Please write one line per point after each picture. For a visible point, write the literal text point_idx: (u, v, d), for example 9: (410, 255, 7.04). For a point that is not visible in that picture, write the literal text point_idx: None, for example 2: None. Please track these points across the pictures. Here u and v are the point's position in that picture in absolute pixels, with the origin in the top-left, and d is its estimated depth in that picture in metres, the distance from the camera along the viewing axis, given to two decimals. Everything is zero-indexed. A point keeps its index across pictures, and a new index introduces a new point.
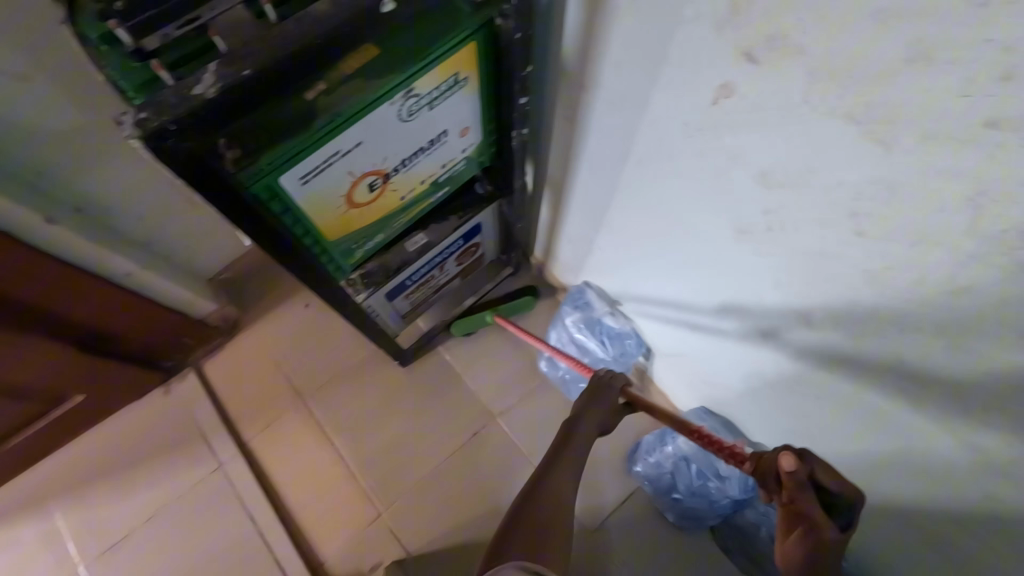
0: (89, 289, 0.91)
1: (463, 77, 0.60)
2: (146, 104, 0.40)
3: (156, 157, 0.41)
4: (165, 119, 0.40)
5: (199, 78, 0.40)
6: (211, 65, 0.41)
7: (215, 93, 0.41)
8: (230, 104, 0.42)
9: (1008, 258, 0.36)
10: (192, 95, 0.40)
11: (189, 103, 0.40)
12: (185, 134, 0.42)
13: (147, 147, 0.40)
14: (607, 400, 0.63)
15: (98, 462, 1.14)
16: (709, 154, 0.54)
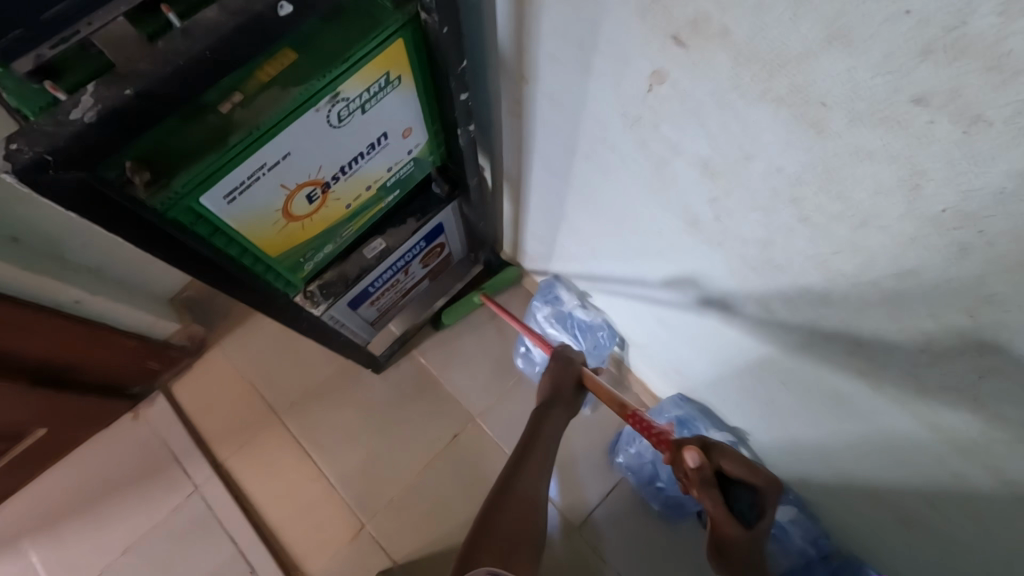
0: (37, 324, 0.86)
1: (395, 76, 0.57)
2: (21, 134, 0.37)
3: (40, 193, 0.39)
4: (41, 150, 0.37)
5: (76, 101, 0.38)
6: (89, 85, 0.38)
7: (94, 117, 0.38)
8: (117, 126, 0.40)
9: (949, 240, 0.35)
10: (68, 121, 0.38)
11: (64, 131, 0.37)
12: (69, 163, 0.39)
13: (23, 182, 0.38)
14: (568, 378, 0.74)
15: (69, 496, 1.10)
16: (650, 144, 0.52)
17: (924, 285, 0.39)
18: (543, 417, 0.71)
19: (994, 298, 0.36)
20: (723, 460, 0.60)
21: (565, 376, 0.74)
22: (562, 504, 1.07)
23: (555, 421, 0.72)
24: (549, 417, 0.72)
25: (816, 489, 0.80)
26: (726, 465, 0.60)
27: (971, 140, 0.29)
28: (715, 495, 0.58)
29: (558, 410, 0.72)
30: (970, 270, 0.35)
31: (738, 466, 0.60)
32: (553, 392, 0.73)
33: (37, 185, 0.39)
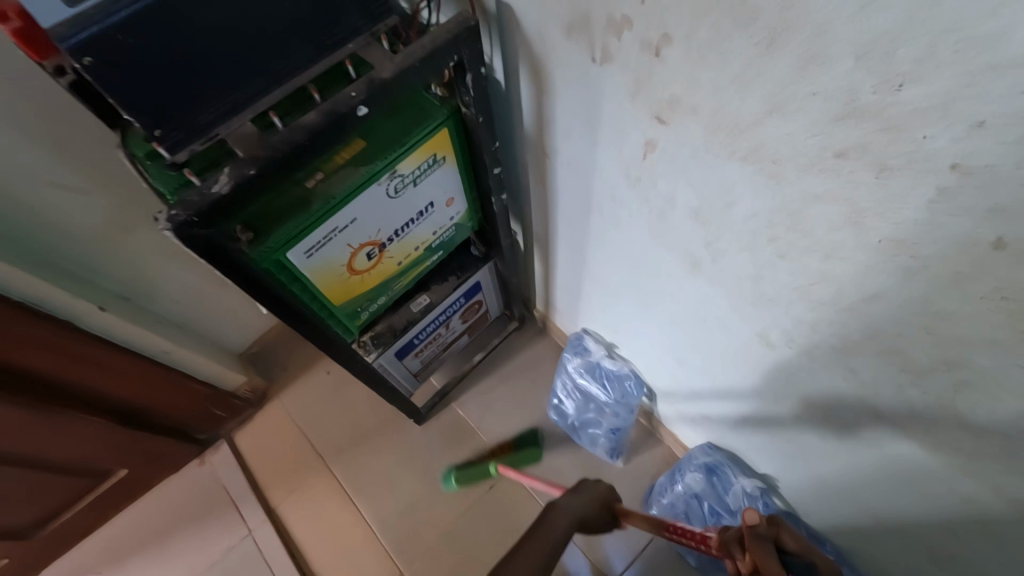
0: (132, 370, 1.01)
1: (441, 156, 0.71)
2: (174, 202, 0.50)
3: (183, 244, 0.51)
4: (190, 213, 0.50)
5: (215, 179, 0.51)
6: (225, 168, 0.51)
7: (229, 190, 0.51)
8: (241, 194, 0.52)
9: (889, 264, 0.42)
10: (210, 192, 0.50)
11: (207, 200, 0.50)
12: (206, 222, 0.51)
13: (176, 237, 0.50)
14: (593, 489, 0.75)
15: (140, 534, 1.20)
16: (651, 200, 0.62)
17: (888, 308, 0.45)
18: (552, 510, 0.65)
19: (944, 314, 0.41)
20: (785, 533, 0.50)
21: (587, 490, 0.75)
22: (597, 558, 1.07)
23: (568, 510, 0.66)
24: (562, 508, 0.67)
25: (851, 536, 0.79)
26: (784, 538, 0.50)
27: (886, 182, 0.37)
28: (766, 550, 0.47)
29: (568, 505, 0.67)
30: (915, 290, 0.42)
31: (799, 545, 0.49)
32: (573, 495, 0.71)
33: (181, 236, 0.51)
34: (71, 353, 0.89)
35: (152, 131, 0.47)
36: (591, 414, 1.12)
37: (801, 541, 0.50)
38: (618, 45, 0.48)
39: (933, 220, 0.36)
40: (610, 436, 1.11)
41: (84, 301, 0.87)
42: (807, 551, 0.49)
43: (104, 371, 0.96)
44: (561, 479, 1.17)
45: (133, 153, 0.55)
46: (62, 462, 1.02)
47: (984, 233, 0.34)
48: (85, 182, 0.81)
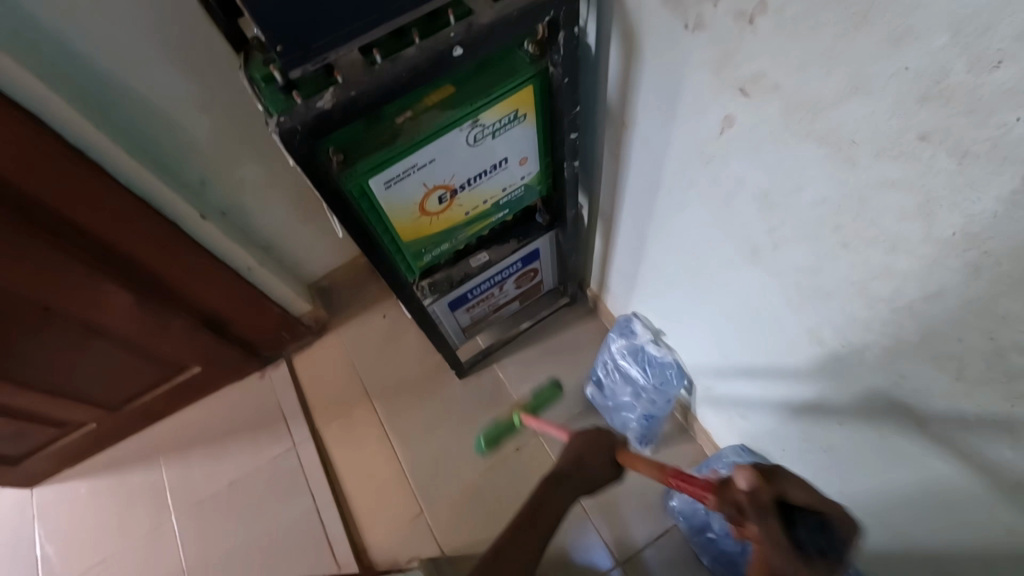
0: (221, 284, 1.12)
1: (522, 113, 0.74)
2: (284, 111, 0.56)
3: (285, 150, 0.57)
4: (295, 121, 0.55)
5: (320, 95, 0.56)
6: (330, 89, 0.56)
7: (330, 106, 0.56)
8: (341, 114, 0.57)
9: (958, 259, 0.41)
10: (315, 106, 0.56)
11: (311, 112, 0.55)
12: (307, 133, 0.57)
13: (280, 141, 0.56)
14: (598, 451, 0.73)
15: (201, 427, 1.33)
16: (721, 180, 0.62)
17: (950, 309, 0.44)
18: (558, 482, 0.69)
19: (1010, 319, 0.39)
20: (790, 487, 0.52)
21: (592, 447, 0.73)
22: (611, 537, 1.09)
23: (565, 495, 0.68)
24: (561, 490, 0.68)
25: (876, 562, 0.77)
26: (792, 492, 0.51)
27: (967, 170, 0.36)
28: (772, 527, 0.47)
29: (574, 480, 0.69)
30: (981, 291, 0.40)
31: (803, 495, 0.51)
32: (574, 455, 0.72)
33: (284, 142, 0.57)
34: (170, 251, 1.00)
35: (275, 47, 0.53)
36: (627, 397, 1.12)
37: (806, 491, 0.52)
38: (712, 13, 0.49)
39: (1011, 213, 0.35)
40: (642, 421, 1.11)
41: (189, 207, 0.98)
42: (815, 503, 0.51)
43: (199, 282, 1.09)
44: None
45: (252, 72, 0.60)
46: (150, 349, 1.15)
47: None
48: (206, 100, 0.91)
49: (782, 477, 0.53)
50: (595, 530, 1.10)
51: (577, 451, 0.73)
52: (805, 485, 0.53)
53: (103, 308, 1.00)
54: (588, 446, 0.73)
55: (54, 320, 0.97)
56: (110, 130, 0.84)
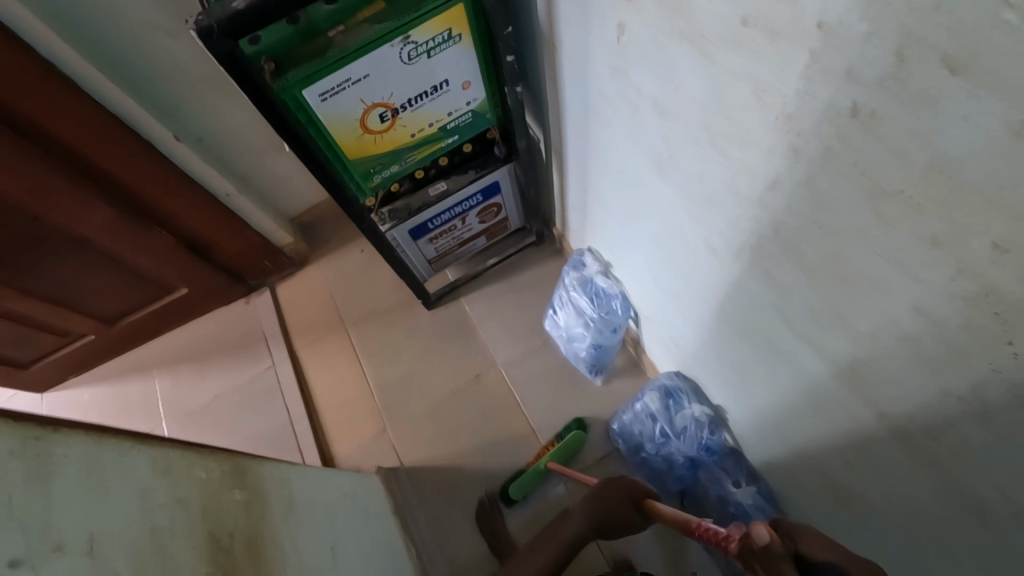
0: (202, 209, 1.20)
1: (457, 33, 0.77)
2: (201, 10, 0.60)
3: (207, 49, 0.62)
4: (211, 20, 0.60)
5: None
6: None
7: (244, 6, 0.60)
8: (257, 14, 0.61)
9: (782, 144, 0.44)
10: (231, 6, 0.60)
11: (227, 11, 0.60)
12: (225, 33, 0.62)
13: (199, 39, 0.61)
14: (612, 498, 0.83)
15: (190, 347, 1.44)
16: (627, 92, 0.64)
17: (785, 197, 0.47)
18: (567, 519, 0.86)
19: (825, 198, 0.43)
20: (810, 547, 0.57)
21: (606, 491, 0.84)
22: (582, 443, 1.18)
23: (573, 528, 0.85)
24: (569, 520, 0.86)
25: (780, 472, 0.82)
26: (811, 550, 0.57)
27: (775, 49, 0.39)
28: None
29: (580, 518, 0.85)
30: (803, 173, 0.43)
31: (825, 552, 0.56)
32: (592, 495, 0.86)
33: (201, 38, 0.61)
34: (147, 170, 1.07)
35: None
36: (579, 329, 1.16)
37: (831, 550, 0.56)
38: None
39: (810, 88, 0.38)
40: (591, 352, 1.16)
41: (161, 127, 1.04)
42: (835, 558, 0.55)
43: (179, 204, 1.16)
44: (540, 384, 1.27)
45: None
46: (137, 268, 1.24)
47: (844, 98, 0.36)
48: (172, 23, 0.95)
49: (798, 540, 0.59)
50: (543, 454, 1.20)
51: (596, 491, 0.85)
52: (832, 545, 0.57)
53: (90, 223, 1.08)
54: (613, 489, 0.84)
55: (41, 228, 1.05)
56: (81, 48, 0.91)
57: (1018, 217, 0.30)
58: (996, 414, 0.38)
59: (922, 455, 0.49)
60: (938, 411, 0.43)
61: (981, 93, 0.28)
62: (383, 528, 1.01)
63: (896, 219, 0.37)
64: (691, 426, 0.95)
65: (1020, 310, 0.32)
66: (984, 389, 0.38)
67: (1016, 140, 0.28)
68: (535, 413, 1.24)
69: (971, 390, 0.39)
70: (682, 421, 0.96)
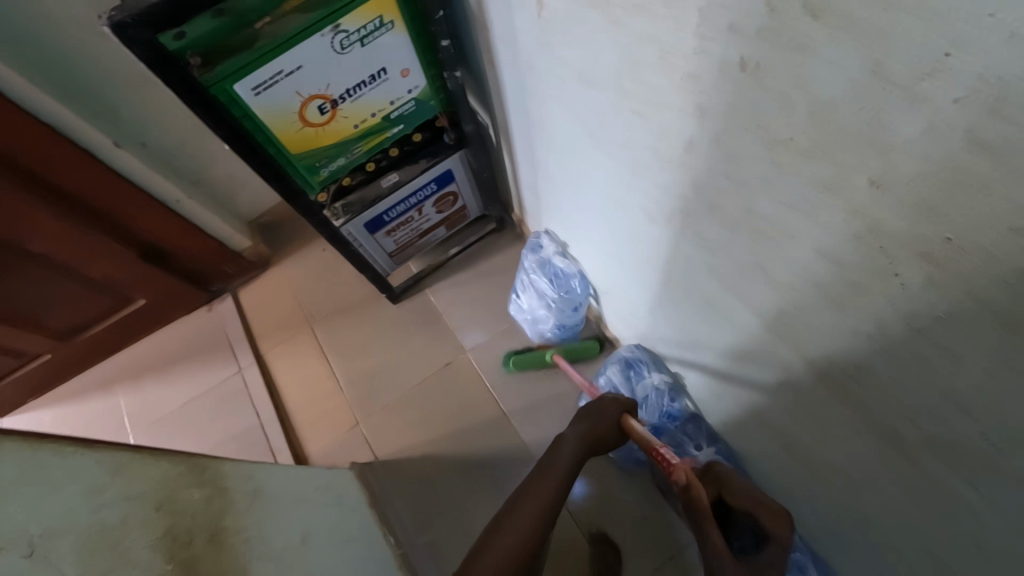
0: (150, 213, 1.17)
1: (389, 20, 0.76)
2: (115, 6, 0.60)
3: (126, 45, 0.62)
4: (126, 15, 0.60)
5: None
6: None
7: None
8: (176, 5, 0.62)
9: (690, 103, 0.45)
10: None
11: (142, 5, 0.60)
12: (143, 27, 0.62)
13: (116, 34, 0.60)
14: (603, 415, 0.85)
15: (154, 357, 1.42)
16: (555, 66, 0.65)
17: (700, 158, 0.49)
18: (561, 437, 0.81)
19: (731, 154, 0.44)
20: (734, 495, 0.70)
21: (599, 412, 0.86)
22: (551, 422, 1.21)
23: (571, 445, 0.80)
24: (565, 438, 0.81)
25: (736, 430, 0.86)
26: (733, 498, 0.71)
27: (671, 11, 0.40)
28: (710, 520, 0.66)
29: (575, 433, 0.81)
30: (711, 131, 0.45)
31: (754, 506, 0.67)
32: (586, 413, 0.86)
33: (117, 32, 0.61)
34: (88, 177, 1.04)
35: None
36: (542, 310, 1.18)
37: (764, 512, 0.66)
38: None
39: (704, 46, 0.39)
40: (556, 333, 1.18)
41: (100, 133, 1.02)
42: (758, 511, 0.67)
43: (128, 208, 1.13)
44: (509, 368, 1.28)
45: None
46: (91, 277, 1.22)
47: (733, 52, 0.37)
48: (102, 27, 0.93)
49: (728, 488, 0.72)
50: (515, 435, 1.22)
51: (586, 411, 0.86)
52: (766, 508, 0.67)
53: (34, 235, 1.05)
54: (600, 411, 0.86)
55: None
56: (8, 54, 0.88)
57: (884, 154, 0.32)
58: (895, 345, 0.41)
59: (843, 395, 0.51)
60: (851, 350, 0.46)
61: (839, 35, 0.29)
62: (358, 519, 1.02)
63: (791, 168, 0.39)
64: (653, 396, 0.98)
65: (900, 243, 0.34)
66: (883, 323, 0.40)
67: (873, 79, 0.29)
68: (506, 395, 1.26)
69: (873, 326, 0.42)
70: (643, 392, 0.99)
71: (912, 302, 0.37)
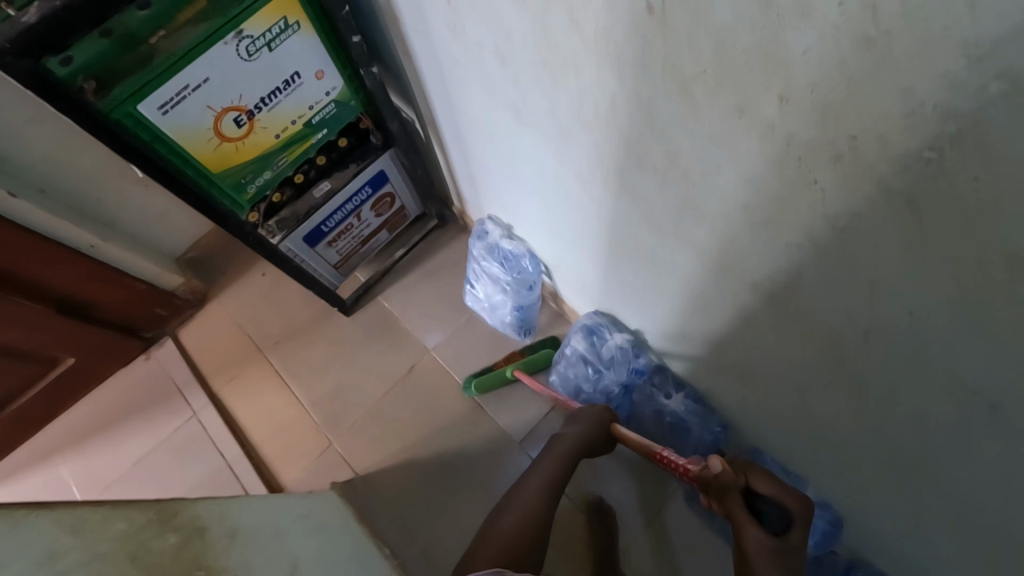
0: (62, 262, 1.08)
1: (294, 21, 0.74)
2: None
3: (7, 72, 0.58)
4: (1, 40, 0.56)
5: (26, 11, 0.57)
6: (34, 4, 0.57)
7: (37, 19, 0.57)
8: (57, 23, 0.59)
9: (605, 58, 0.47)
10: (21, 22, 0.57)
11: (18, 27, 0.57)
12: (23, 53, 0.58)
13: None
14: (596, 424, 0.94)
15: (95, 418, 1.31)
16: (470, 46, 0.65)
17: (624, 110, 0.51)
18: (558, 436, 0.94)
19: (649, 100, 0.47)
20: (755, 480, 0.72)
21: (588, 415, 0.96)
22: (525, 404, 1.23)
23: (564, 443, 0.92)
24: (561, 437, 0.93)
25: (698, 372, 0.90)
26: (756, 482, 0.72)
27: None
28: (739, 504, 0.70)
29: (570, 434, 0.93)
30: (629, 82, 0.47)
31: (767, 487, 0.71)
32: (578, 418, 0.96)
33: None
34: None
35: None
36: (499, 296, 1.18)
37: (773, 488, 0.70)
38: None
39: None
40: (515, 315, 1.19)
41: None
42: (777, 496, 0.69)
43: (35, 262, 1.04)
44: (475, 359, 1.28)
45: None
46: (5, 344, 1.11)
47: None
48: None
49: (748, 474, 0.73)
50: (493, 423, 1.22)
51: (581, 413, 0.97)
52: (776, 484, 0.71)
53: None
54: (592, 414, 0.96)
55: None
56: None
57: (788, 69, 0.34)
58: (826, 249, 0.44)
59: (785, 310, 0.56)
60: (787, 264, 0.50)
61: None
62: (349, 537, 0.99)
63: (707, 102, 0.41)
64: (619, 356, 1.01)
65: (814, 150, 0.38)
66: (812, 232, 0.44)
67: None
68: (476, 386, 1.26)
69: (803, 236, 0.45)
70: (609, 353, 1.02)
71: (832, 203, 0.40)
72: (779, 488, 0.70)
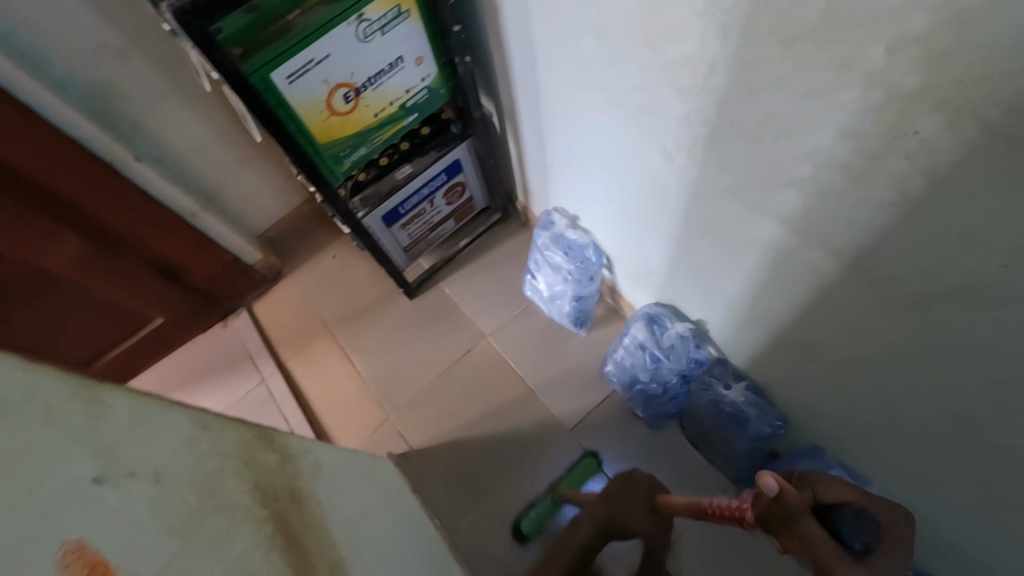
0: (165, 227, 1.19)
1: (406, 9, 0.83)
2: None
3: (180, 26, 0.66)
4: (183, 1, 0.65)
5: None
6: None
7: None
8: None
9: (711, 25, 0.51)
10: None
11: None
12: (197, 14, 0.66)
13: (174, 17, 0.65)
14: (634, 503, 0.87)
15: (173, 378, 1.41)
16: (569, 28, 0.71)
17: (722, 76, 0.55)
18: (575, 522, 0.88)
19: (750, 64, 0.51)
20: (823, 491, 0.54)
21: (630, 488, 0.88)
22: (578, 394, 1.25)
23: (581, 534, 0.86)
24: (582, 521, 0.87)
25: (761, 361, 0.92)
26: (825, 492, 0.54)
27: None
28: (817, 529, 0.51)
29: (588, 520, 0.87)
30: (733, 47, 0.51)
31: (838, 494, 0.53)
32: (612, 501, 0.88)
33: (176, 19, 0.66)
34: (108, 191, 1.06)
35: None
36: (559, 286, 1.22)
37: (843, 491, 0.53)
38: None
39: None
40: (574, 305, 1.22)
41: (121, 150, 1.04)
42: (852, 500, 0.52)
43: (142, 225, 1.15)
44: (529, 347, 1.32)
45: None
46: (108, 299, 1.23)
47: None
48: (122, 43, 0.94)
49: (813, 487, 0.55)
50: (545, 409, 1.25)
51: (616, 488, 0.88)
52: (842, 486, 0.54)
53: (49, 254, 1.07)
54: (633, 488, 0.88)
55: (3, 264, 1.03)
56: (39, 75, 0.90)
57: (902, 18, 0.38)
58: (916, 203, 0.47)
59: (866, 276, 0.58)
60: (875, 224, 0.52)
61: None
62: (405, 501, 1.03)
63: (812, 59, 0.45)
64: (678, 345, 1.03)
65: (916, 99, 0.41)
66: (907, 185, 0.47)
67: None
68: (530, 373, 1.29)
69: (896, 191, 0.48)
70: (669, 341, 1.03)
71: (930, 152, 0.43)
72: (849, 491, 0.53)
